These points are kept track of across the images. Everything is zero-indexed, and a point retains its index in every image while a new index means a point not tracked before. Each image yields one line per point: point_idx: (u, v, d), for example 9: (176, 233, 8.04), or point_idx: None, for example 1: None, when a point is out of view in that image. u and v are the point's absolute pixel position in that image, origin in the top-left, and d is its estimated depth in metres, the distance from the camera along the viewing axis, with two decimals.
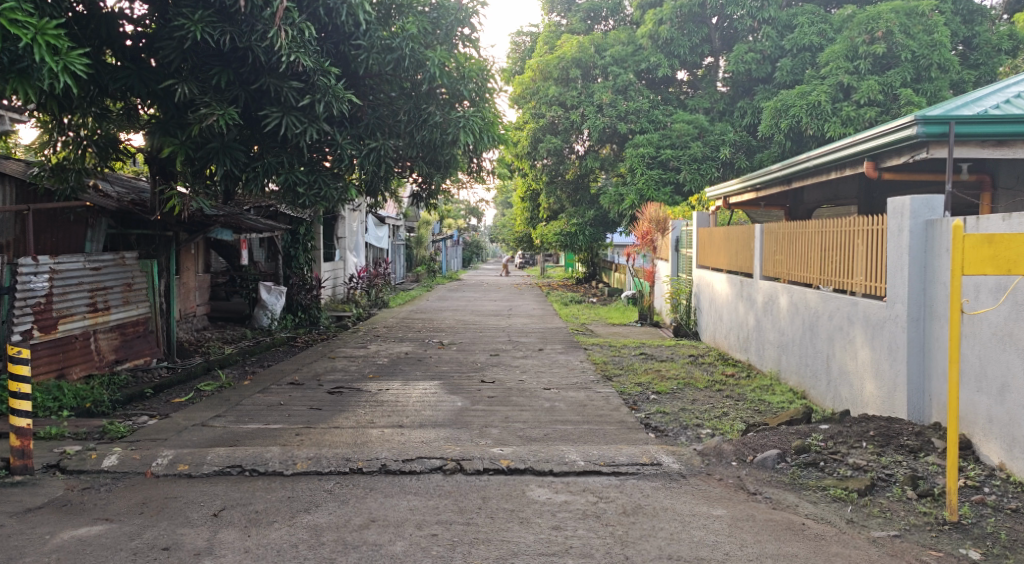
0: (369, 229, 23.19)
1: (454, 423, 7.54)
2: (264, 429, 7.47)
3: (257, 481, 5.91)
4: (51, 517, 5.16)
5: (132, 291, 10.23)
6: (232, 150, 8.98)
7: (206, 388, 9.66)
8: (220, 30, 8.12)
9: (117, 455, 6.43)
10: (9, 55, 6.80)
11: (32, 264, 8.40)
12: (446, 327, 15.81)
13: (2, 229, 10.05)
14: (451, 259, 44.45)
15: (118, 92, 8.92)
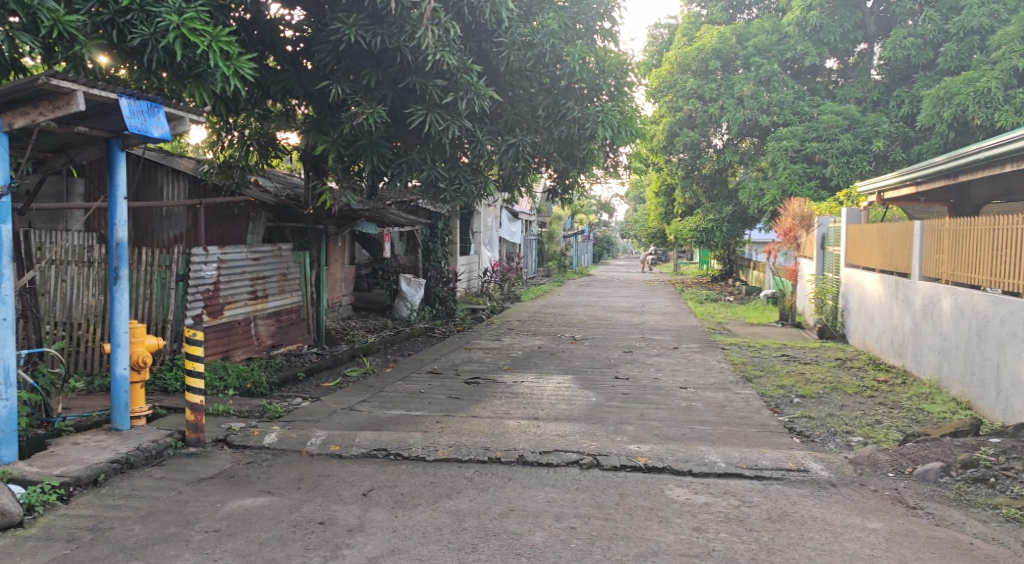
0: (503, 225, 23.52)
1: (589, 417, 7.56)
2: (406, 415, 7.78)
3: (402, 465, 6.16)
4: (220, 487, 5.60)
5: (287, 280, 10.91)
6: (379, 146, 9.31)
7: (353, 374, 10.15)
8: (371, 33, 8.46)
9: (276, 433, 6.88)
10: (188, 62, 7.39)
11: (203, 253, 9.07)
12: (579, 322, 15.84)
13: (177, 221, 10.98)
14: (581, 254, 44.32)
15: (278, 94, 9.51)
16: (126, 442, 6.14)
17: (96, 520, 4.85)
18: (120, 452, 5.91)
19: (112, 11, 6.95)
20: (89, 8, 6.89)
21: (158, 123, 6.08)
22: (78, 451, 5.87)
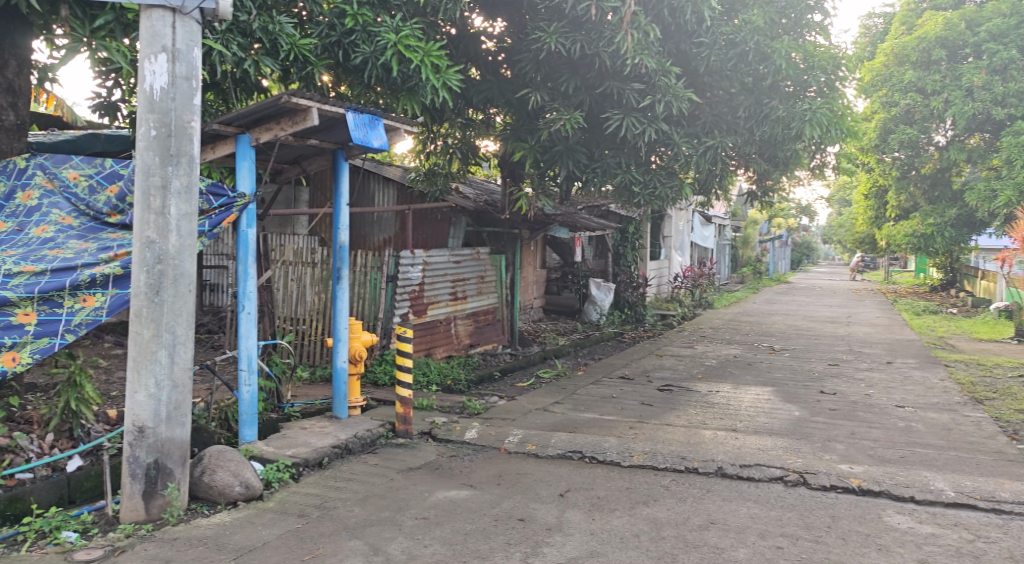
0: (695, 228, 22.93)
1: (793, 432, 7.21)
2: (600, 419, 7.82)
3: (598, 468, 6.20)
4: (427, 477, 5.92)
5: (485, 282, 11.33)
6: (575, 152, 9.43)
7: (546, 376, 10.34)
8: (571, 40, 8.57)
9: (476, 429, 7.18)
10: (403, 76, 7.91)
11: (410, 256, 9.60)
12: (778, 332, 15.12)
13: (386, 226, 11.80)
14: (778, 259, 42.22)
15: (480, 104, 9.90)
16: (345, 430, 6.65)
17: (322, 499, 5.29)
18: (341, 438, 6.42)
19: (339, 33, 7.56)
20: (320, 31, 7.57)
21: (377, 135, 6.50)
22: (305, 435, 6.43)
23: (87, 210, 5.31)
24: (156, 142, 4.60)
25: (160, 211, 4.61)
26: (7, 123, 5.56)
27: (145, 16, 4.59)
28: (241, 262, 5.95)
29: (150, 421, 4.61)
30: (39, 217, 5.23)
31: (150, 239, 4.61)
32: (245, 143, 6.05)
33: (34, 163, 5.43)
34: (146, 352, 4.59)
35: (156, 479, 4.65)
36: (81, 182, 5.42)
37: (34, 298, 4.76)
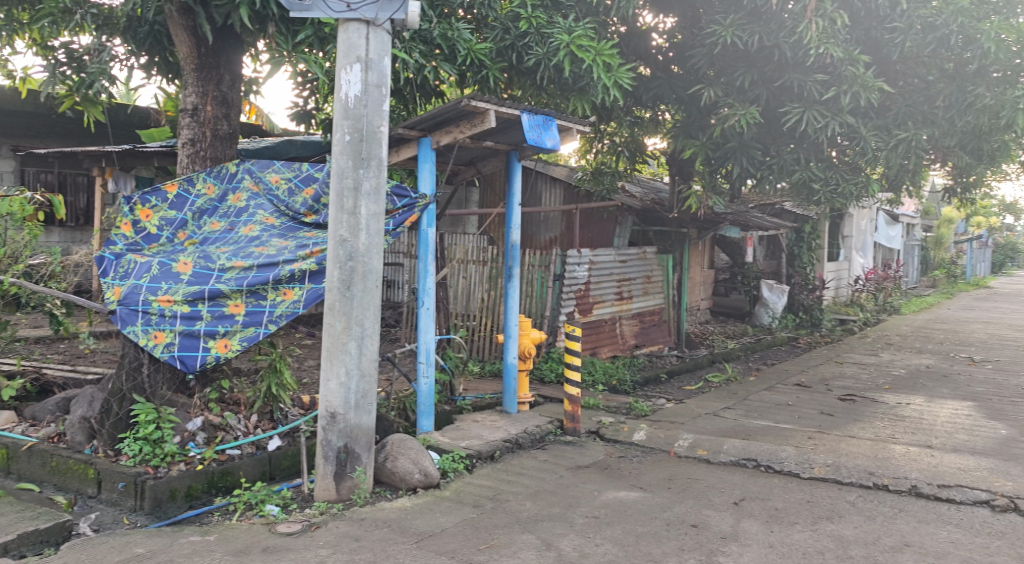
0: (879, 228, 21.42)
1: (999, 453, 6.57)
2: (776, 427, 7.50)
3: (775, 479, 5.96)
4: (596, 476, 5.93)
5: (651, 283, 11.18)
6: (749, 148, 9.07)
7: (715, 380, 10.04)
8: (750, 32, 8.26)
9: (645, 431, 7.10)
10: (574, 77, 7.98)
11: (577, 255, 9.63)
12: (977, 341, 13.82)
13: (553, 225, 11.94)
14: (976, 261, 38.57)
15: (650, 102, 9.77)
16: (515, 425, 6.80)
17: (495, 491, 5.43)
18: (511, 433, 6.56)
19: (513, 37, 7.71)
20: (495, 36, 7.76)
21: (551, 135, 6.58)
22: (477, 428, 6.64)
23: (287, 211, 5.75)
24: (350, 147, 4.91)
25: (352, 211, 4.92)
26: (220, 132, 5.89)
27: (343, 29, 4.91)
28: (421, 259, 6.22)
29: (341, 407, 4.93)
30: (247, 217, 5.71)
31: (343, 237, 4.92)
32: (426, 146, 6.32)
33: (242, 166, 5.82)
34: (338, 343, 4.91)
35: (346, 462, 4.97)
36: (282, 185, 5.83)
37: (243, 291, 5.24)
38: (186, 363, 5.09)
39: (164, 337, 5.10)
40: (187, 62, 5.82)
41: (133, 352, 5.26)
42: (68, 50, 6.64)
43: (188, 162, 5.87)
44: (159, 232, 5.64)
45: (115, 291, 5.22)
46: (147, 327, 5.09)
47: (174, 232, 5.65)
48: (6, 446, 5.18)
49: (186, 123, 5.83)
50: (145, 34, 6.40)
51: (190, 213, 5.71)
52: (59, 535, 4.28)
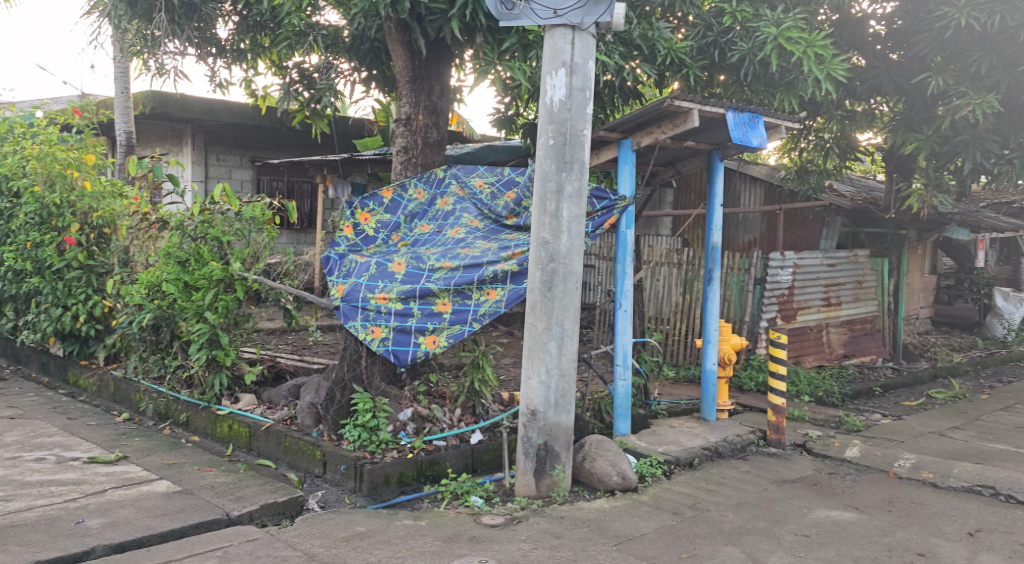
0: None
1: None
2: (1015, 452, 6.72)
3: (1017, 510, 5.34)
4: (805, 493, 5.61)
5: (863, 288, 10.42)
6: (985, 141, 8.17)
7: (938, 396, 9.16)
8: (989, 12, 7.47)
9: (859, 448, 6.64)
10: (781, 71, 7.61)
11: (780, 257, 9.13)
12: None
13: (752, 227, 11.49)
14: None
15: (865, 94, 9.09)
16: (715, 432, 6.60)
17: (695, 500, 5.31)
18: (711, 440, 6.38)
19: (715, 33, 7.48)
20: (696, 33, 7.56)
21: (757, 133, 6.33)
22: (675, 434, 6.51)
23: (490, 214, 5.99)
24: (554, 150, 5.00)
25: (555, 214, 5.00)
26: (430, 140, 6.20)
27: (550, 35, 5.02)
28: (619, 261, 6.20)
29: (541, 405, 5.04)
30: (454, 220, 6.00)
31: (545, 239, 5.02)
32: (627, 148, 6.28)
33: (450, 172, 6.07)
34: (539, 342, 5.01)
35: (545, 459, 5.07)
36: (486, 190, 6.04)
37: (450, 290, 5.49)
38: (399, 356, 5.41)
39: (380, 332, 5.46)
40: (402, 75, 6.19)
41: (353, 345, 5.71)
42: (300, 69, 7.27)
43: (401, 168, 6.23)
44: (375, 234, 6.04)
45: (339, 289, 5.67)
46: (365, 322, 5.47)
47: (389, 234, 6.03)
48: (247, 425, 5.77)
49: (400, 132, 6.19)
50: (366, 51, 6.84)
51: (403, 217, 6.07)
52: (293, 508, 4.72)
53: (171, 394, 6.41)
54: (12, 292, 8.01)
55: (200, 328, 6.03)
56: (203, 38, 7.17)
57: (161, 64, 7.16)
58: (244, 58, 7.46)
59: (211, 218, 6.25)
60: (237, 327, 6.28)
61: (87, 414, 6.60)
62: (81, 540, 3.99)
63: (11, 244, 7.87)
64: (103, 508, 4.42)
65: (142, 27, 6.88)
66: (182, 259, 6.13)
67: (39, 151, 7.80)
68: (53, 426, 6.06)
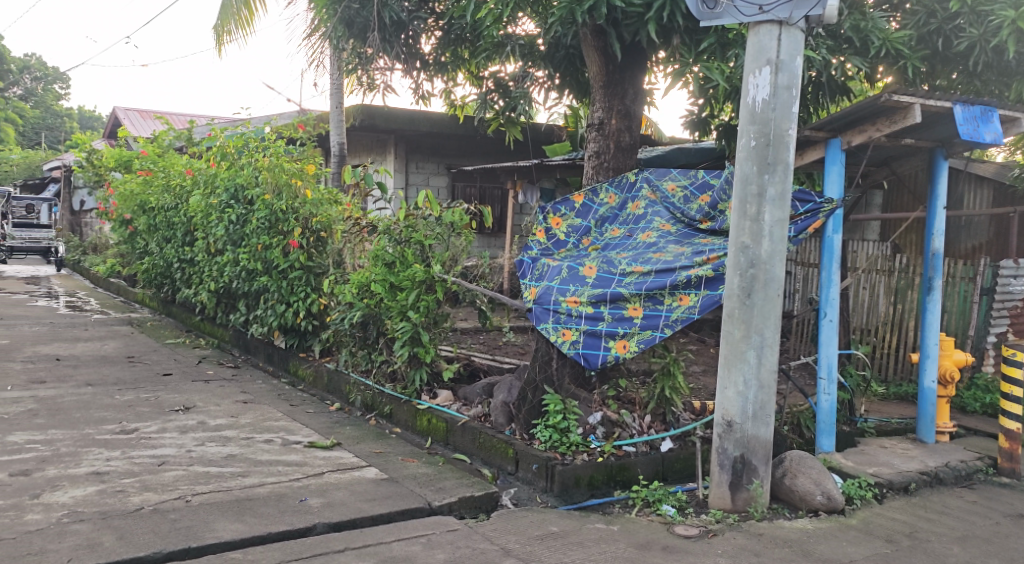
0: None
1: None
2: None
3: None
4: None
5: None
6: None
7: None
8: None
9: None
10: (1018, 58, 6.89)
11: (1014, 265, 8.22)
12: None
13: (977, 231, 10.47)
14: None
15: None
16: (934, 456, 6.06)
17: (913, 528, 4.89)
18: (929, 465, 5.86)
19: (939, 20, 6.82)
20: (916, 21, 6.92)
21: (991, 129, 5.76)
22: (887, 455, 6.04)
23: (683, 217, 5.85)
24: (756, 152, 4.82)
25: (756, 217, 4.82)
26: (623, 144, 6.17)
27: (754, 32, 4.84)
28: (825, 268, 5.84)
29: (738, 416, 4.86)
30: (645, 223, 5.93)
31: (745, 244, 4.84)
32: (836, 148, 5.91)
33: (641, 175, 6.05)
34: (737, 351, 4.84)
35: (742, 473, 4.88)
36: (678, 193, 5.96)
37: (642, 295, 5.38)
38: (589, 359, 5.39)
39: (570, 334, 5.49)
40: (596, 80, 6.20)
41: (545, 347, 5.76)
42: (496, 78, 7.50)
43: (593, 173, 6.28)
44: (566, 238, 6.13)
45: (531, 291, 5.78)
46: (556, 325, 5.54)
47: (579, 238, 6.09)
48: (445, 420, 6.04)
49: (593, 137, 6.22)
50: (561, 58, 6.92)
51: (594, 220, 6.11)
52: (488, 503, 4.89)
53: (377, 387, 6.83)
54: (245, 289, 8.94)
55: (403, 327, 6.38)
56: (409, 53, 7.50)
57: (373, 79, 7.66)
58: (446, 70, 7.73)
59: (414, 222, 6.60)
60: (436, 325, 6.57)
61: (306, 402, 7.21)
62: (304, 517, 4.35)
63: (245, 246, 8.78)
64: (322, 489, 4.80)
65: (357, 46, 7.38)
66: (389, 261, 6.58)
67: (269, 163, 8.63)
68: (278, 412, 6.68)
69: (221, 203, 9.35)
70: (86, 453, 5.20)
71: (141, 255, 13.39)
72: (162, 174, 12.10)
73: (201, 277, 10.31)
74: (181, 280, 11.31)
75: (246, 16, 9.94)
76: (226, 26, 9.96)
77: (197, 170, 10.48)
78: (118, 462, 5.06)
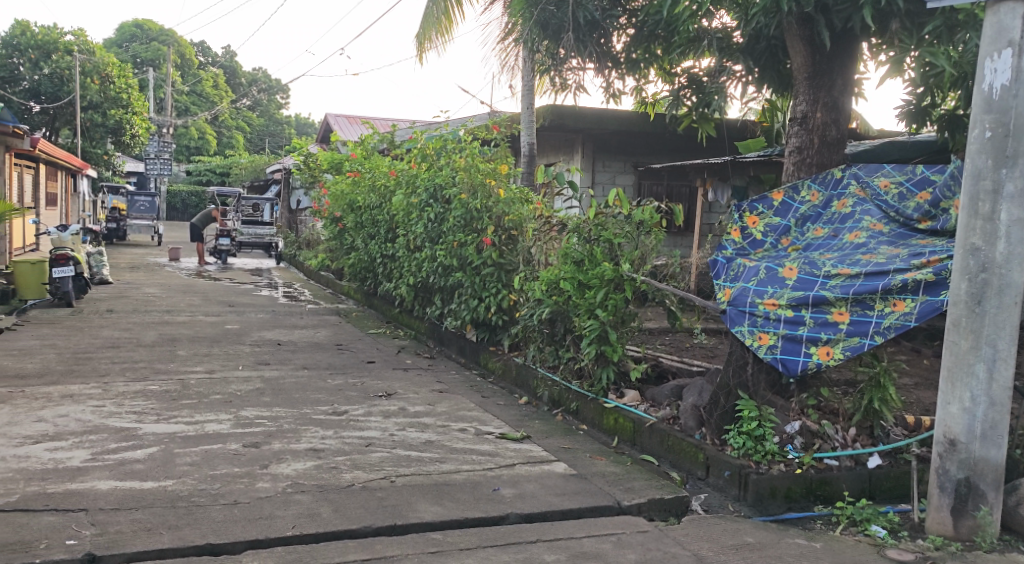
0: None
1: None
2: None
3: None
4: None
5: None
6: None
7: None
8: None
9: None
10: None
11: None
12: None
13: None
14: None
15: None
16: None
17: None
18: None
19: None
20: None
21: None
22: None
23: (897, 217, 5.43)
24: (991, 144, 4.37)
25: (989, 216, 4.37)
26: (828, 138, 5.80)
27: (993, 12, 4.36)
28: None
29: (963, 436, 4.43)
30: (853, 223, 5.56)
31: (975, 246, 4.41)
32: None
33: (849, 172, 5.68)
34: (963, 364, 4.42)
35: (967, 497, 4.44)
36: (892, 190, 5.56)
37: (849, 299, 5.03)
38: (788, 366, 5.13)
39: (768, 339, 5.24)
40: (800, 72, 5.88)
41: (740, 351, 5.58)
42: (689, 74, 7.29)
43: (794, 169, 5.96)
44: (764, 237, 5.83)
45: (725, 293, 5.60)
46: (752, 328, 5.32)
47: (778, 238, 5.78)
48: (632, 420, 5.98)
49: (795, 131, 5.91)
50: (762, 50, 6.67)
51: (794, 220, 5.79)
52: (679, 507, 4.80)
53: (564, 383, 6.89)
54: (442, 283, 9.35)
55: (591, 324, 6.36)
56: (601, 52, 7.42)
57: (565, 79, 7.70)
58: (638, 68, 7.53)
59: (603, 221, 6.63)
60: (623, 325, 6.48)
61: (496, 394, 7.44)
62: (498, 506, 4.48)
63: (442, 243, 9.16)
64: (514, 480, 4.92)
65: (550, 47, 7.45)
66: (578, 259, 6.62)
67: (466, 163, 8.97)
68: (472, 402, 6.94)
69: (420, 202, 9.81)
70: (304, 430, 5.68)
71: (348, 250, 14.40)
72: (369, 175, 12.94)
73: (401, 272, 10.92)
74: (384, 275, 12.03)
75: (445, 24, 10.38)
76: (427, 34, 10.48)
77: (400, 171, 11.10)
78: (331, 440, 5.48)
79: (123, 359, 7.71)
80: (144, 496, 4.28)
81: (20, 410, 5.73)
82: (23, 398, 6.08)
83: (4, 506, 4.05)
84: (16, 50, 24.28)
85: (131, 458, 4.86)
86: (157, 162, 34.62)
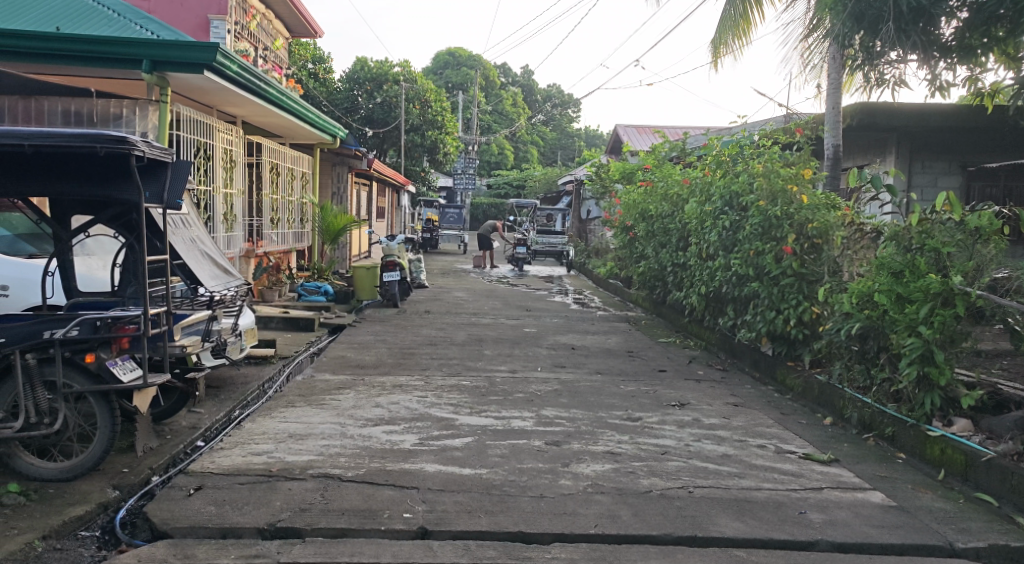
0: None
1: None
2: None
3: None
4: None
5: None
6: None
7: None
8: None
9: None
10: None
11: None
12: None
13: None
14: None
15: None
16: None
17: None
18: None
19: None
20: None
21: None
22: None
23: None
24: None
25: None
26: None
27: None
28: None
29: None
30: None
31: None
32: None
33: None
34: None
35: None
36: None
37: None
38: None
39: None
40: None
41: None
42: None
43: None
44: None
45: None
46: None
47: None
48: (964, 452, 5.28)
49: None
50: None
51: None
52: None
53: (878, 406, 6.31)
54: (735, 294, 9.06)
55: (912, 343, 5.72)
56: (928, 41, 6.65)
57: (882, 73, 7.08)
58: (973, 56, 6.61)
59: (928, 228, 6.01)
60: (954, 344, 5.74)
61: (797, 412, 7.04)
62: (806, 530, 4.23)
63: (737, 252, 8.85)
64: (823, 505, 4.62)
65: (865, 40, 6.85)
66: (896, 270, 6.02)
67: (766, 169, 8.62)
68: (770, 418, 6.64)
69: (715, 210, 9.61)
70: (601, 433, 5.82)
71: (638, 258, 14.51)
72: (660, 184, 12.94)
73: (692, 280, 10.77)
74: (674, 283, 11.96)
75: (743, 26, 10.06)
76: (724, 38, 10.19)
77: (694, 179, 10.97)
78: (628, 445, 5.56)
79: (440, 356, 8.50)
80: (464, 481, 4.67)
81: (362, 396, 6.57)
82: (362, 385, 6.95)
83: (355, 477, 4.66)
84: (357, 84, 27.93)
85: (450, 445, 5.33)
86: (464, 177, 37.67)
